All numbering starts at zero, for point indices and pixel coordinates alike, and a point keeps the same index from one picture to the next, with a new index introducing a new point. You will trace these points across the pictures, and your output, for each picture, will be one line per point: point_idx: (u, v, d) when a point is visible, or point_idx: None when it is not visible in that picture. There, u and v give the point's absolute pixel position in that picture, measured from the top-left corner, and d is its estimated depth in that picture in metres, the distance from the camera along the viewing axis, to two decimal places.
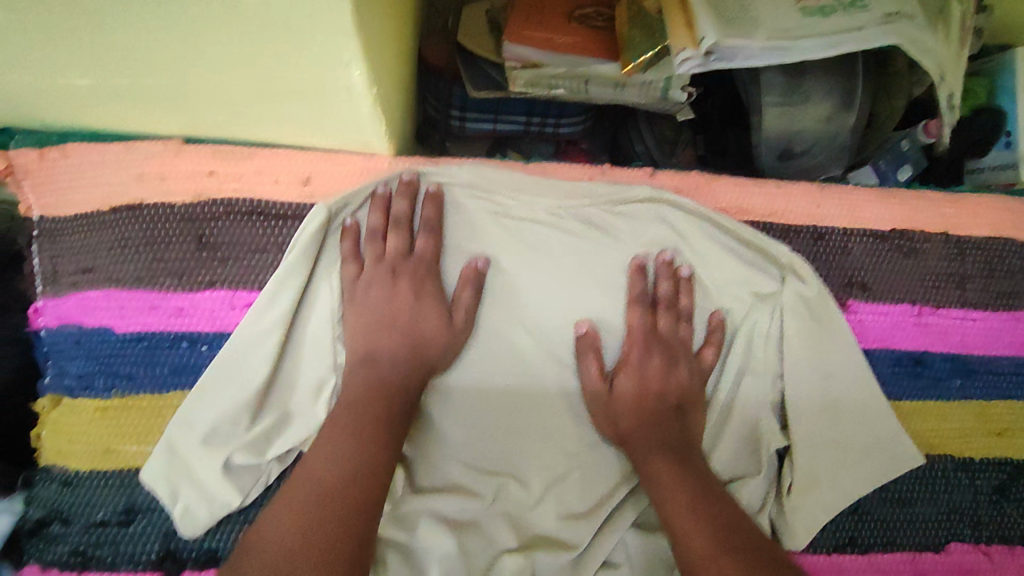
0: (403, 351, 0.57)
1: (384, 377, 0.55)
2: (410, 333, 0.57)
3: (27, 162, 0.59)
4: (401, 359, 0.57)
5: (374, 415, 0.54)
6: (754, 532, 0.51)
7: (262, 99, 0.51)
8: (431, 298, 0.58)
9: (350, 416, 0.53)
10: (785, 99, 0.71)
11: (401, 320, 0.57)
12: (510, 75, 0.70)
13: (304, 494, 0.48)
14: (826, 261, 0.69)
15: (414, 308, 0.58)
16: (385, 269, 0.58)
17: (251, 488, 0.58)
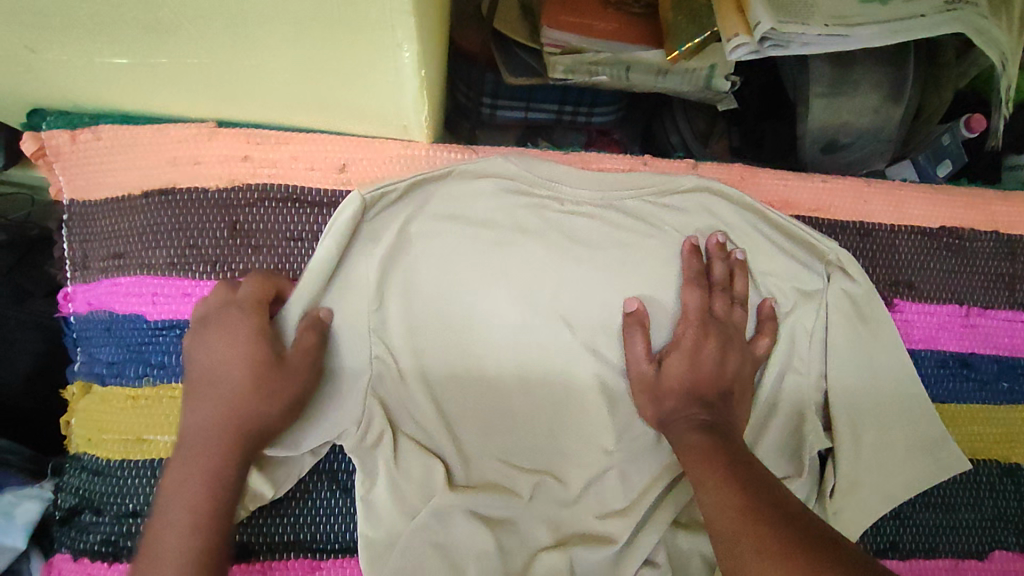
0: (228, 432, 0.50)
1: (201, 469, 0.49)
2: (234, 416, 0.51)
3: (58, 144, 0.58)
4: (216, 438, 0.50)
5: (197, 480, 0.49)
6: (780, 502, 0.48)
7: (303, 80, 0.49)
8: (249, 362, 0.52)
9: (183, 498, 0.49)
10: (832, 90, 0.69)
11: (246, 391, 0.51)
12: (548, 61, 0.68)
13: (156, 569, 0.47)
14: (874, 259, 0.67)
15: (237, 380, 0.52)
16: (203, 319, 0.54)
17: (285, 480, 0.58)
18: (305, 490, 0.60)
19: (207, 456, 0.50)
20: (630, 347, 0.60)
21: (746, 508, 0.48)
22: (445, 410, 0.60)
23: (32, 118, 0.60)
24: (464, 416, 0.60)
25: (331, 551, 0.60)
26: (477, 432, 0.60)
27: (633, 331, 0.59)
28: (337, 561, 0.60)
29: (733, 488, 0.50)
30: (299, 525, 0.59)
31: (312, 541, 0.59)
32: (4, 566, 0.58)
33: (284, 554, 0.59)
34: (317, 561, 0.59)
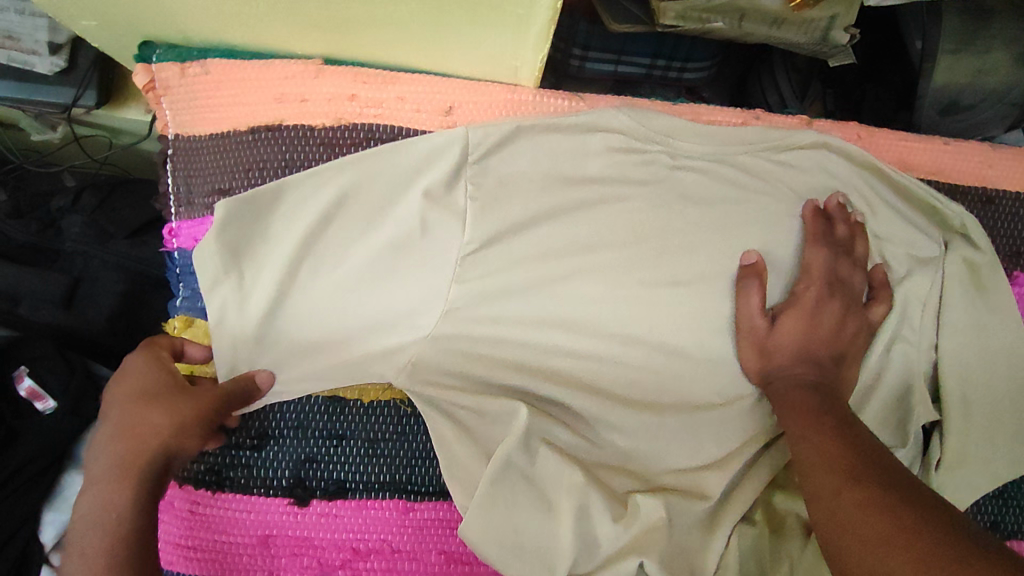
0: (147, 434, 0.49)
1: (114, 466, 0.48)
2: (134, 450, 0.49)
3: (168, 77, 0.58)
4: (131, 442, 0.49)
5: (120, 476, 0.48)
6: (881, 470, 0.46)
7: (430, 9, 0.48)
8: (132, 397, 0.51)
9: (104, 500, 0.47)
10: (960, 46, 0.65)
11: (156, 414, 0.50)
12: (658, 7, 0.62)
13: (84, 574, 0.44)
14: (996, 229, 0.64)
15: (118, 419, 0.50)
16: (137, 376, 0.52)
17: (320, 355, 0.59)
18: (402, 433, 0.61)
19: (106, 489, 0.47)
20: (742, 301, 0.58)
21: (850, 465, 0.47)
22: (546, 359, 0.60)
23: (142, 50, 0.59)
24: (561, 369, 0.60)
25: (426, 493, 0.60)
26: (573, 385, 0.60)
27: (749, 283, 0.58)
28: (430, 503, 0.60)
29: (837, 443, 0.49)
30: (395, 467, 0.60)
31: (406, 482, 0.60)
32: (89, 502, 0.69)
33: (378, 494, 0.60)
34: (411, 502, 0.60)
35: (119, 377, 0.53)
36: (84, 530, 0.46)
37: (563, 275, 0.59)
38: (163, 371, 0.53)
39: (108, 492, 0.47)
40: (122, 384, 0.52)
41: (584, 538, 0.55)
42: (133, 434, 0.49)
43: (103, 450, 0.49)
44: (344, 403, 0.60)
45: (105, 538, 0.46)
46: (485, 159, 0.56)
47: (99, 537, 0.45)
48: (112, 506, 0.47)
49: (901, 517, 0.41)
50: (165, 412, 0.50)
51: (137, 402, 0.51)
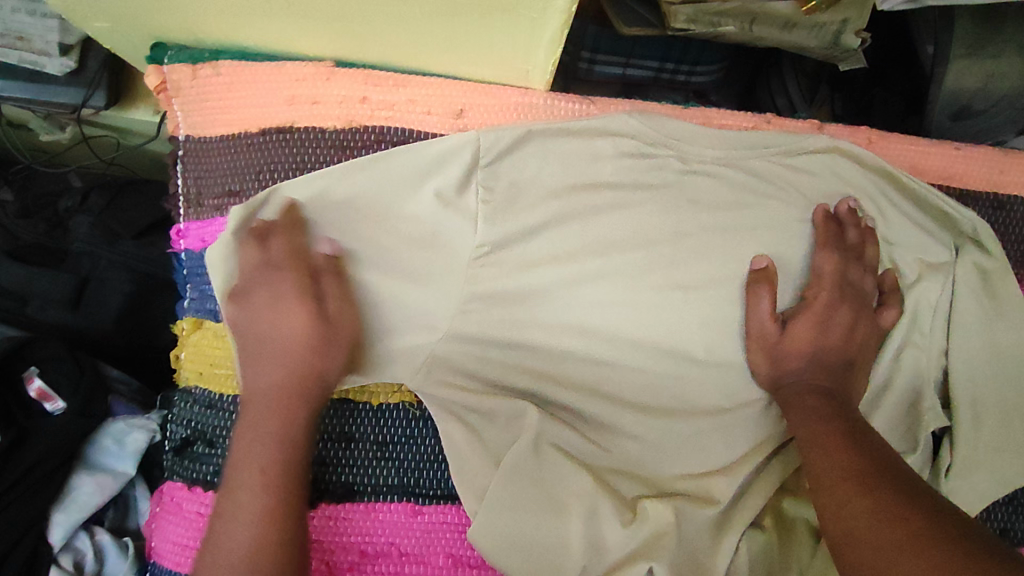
0: (309, 362, 0.53)
1: (279, 385, 0.53)
2: (298, 368, 0.53)
3: (180, 79, 0.58)
4: (295, 365, 0.53)
5: (283, 394, 0.53)
6: (892, 475, 0.46)
7: (444, 12, 0.48)
8: (304, 313, 0.53)
9: (267, 416, 0.52)
10: (971, 51, 0.65)
11: (314, 339, 0.53)
12: (669, 11, 0.62)
13: (247, 486, 0.50)
14: (1007, 234, 0.64)
15: (281, 335, 0.53)
16: (287, 270, 0.54)
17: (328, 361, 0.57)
18: (410, 435, 0.61)
19: (274, 402, 0.53)
20: (753, 306, 0.58)
21: (861, 470, 0.47)
22: (555, 362, 0.60)
23: (154, 51, 0.59)
24: (571, 372, 0.60)
25: (434, 497, 0.60)
26: (582, 390, 0.60)
27: (759, 289, 0.58)
28: (438, 506, 0.60)
29: (848, 449, 0.49)
30: (403, 470, 0.60)
31: (414, 485, 0.60)
32: (99, 503, 0.69)
33: (387, 497, 0.60)
34: (419, 505, 0.60)
35: (274, 272, 0.54)
36: (257, 442, 0.52)
37: (573, 278, 0.59)
38: (300, 278, 0.54)
39: (273, 405, 0.52)
40: (292, 284, 0.53)
41: (593, 542, 0.55)
42: (300, 356, 0.53)
43: (269, 360, 0.53)
44: (352, 407, 0.60)
45: (274, 455, 0.51)
46: (496, 163, 0.57)
47: (269, 453, 0.51)
48: (276, 431, 0.52)
49: (911, 522, 0.41)
50: (326, 339, 0.54)
51: (313, 321, 0.53)
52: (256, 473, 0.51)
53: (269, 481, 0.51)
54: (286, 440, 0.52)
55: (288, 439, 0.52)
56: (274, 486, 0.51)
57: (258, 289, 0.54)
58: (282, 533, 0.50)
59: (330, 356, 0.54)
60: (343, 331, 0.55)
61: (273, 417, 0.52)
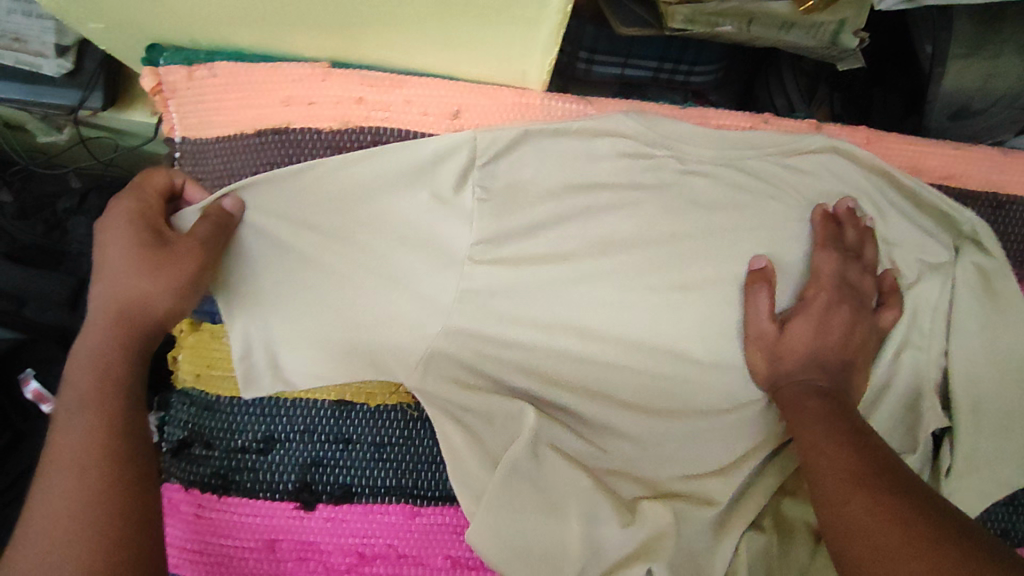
0: (135, 291, 0.50)
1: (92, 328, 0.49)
2: (129, 300, 0.50)
3: (175, 80, 0.58)
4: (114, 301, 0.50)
5: (114, 331, 0.49)
6: (891, 478, 0.45)
7: (441, 12, 0.48)
8: (126, 250, 0.51)
9: (91, 356, 0.48)
10: (971, 51, 0.64)
11: (147, 270, 0.50)
12: (666, 10, 0.61)
13: (69, 441, 0.44)
14: (1006, 235, 0.64)
15: (106, 279, 0.50)
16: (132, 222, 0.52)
17: (327, 353, 0.59)
18: (408, 437, 0.61)
19: (101, 338, 0.49)
20: (752, 306, 0.58)
21: (859, 472, 0.46)
22: (552, 363, 0.60)
23: (149, 53, 0.59)
24: (569, 373, 0.60)
25: (432, 498, 0.60)
26: (579, 390, 0.60)
27: (759, 288, 0.57)
28: (437, 508, 0.60)
29: (847, 450, 0.49)
30: (401, 471, 0.60)
31: (413, 486, 0.60)
32: None
33: (385, 498, 0.59)
34: (417, 506, 0.59)
35: (107, 226, 0.52)
36: (71, 397, 0.46)
37: (569, 279, 0.58)
38: (151, 228, 0.52)
39: (102, 338, 0.49)
40: (121, 229, 0.52)
41: (592, 543, 0.54)
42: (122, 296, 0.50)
43: (93, 307, 0.50)
44: (350, 407, 0.60)
45: (90, 393, 0.46)
46: (494, 163, 0.56)
47: (91, 395, 0.46)
48: (94, 356, 0.48)
49: (908, 527, 0.41)
50: (161, 269, 0.50)
51: (137, 254, 0.50)
52: (78, 430, 0.45)
53: (98, 423, 0.45)
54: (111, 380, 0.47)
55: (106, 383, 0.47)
56: (95, 432, 0.45)
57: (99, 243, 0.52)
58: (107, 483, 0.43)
59: (162, 283, 0.50)
60: (191, 255, 0.51)
61: (98, 352, 0.48)
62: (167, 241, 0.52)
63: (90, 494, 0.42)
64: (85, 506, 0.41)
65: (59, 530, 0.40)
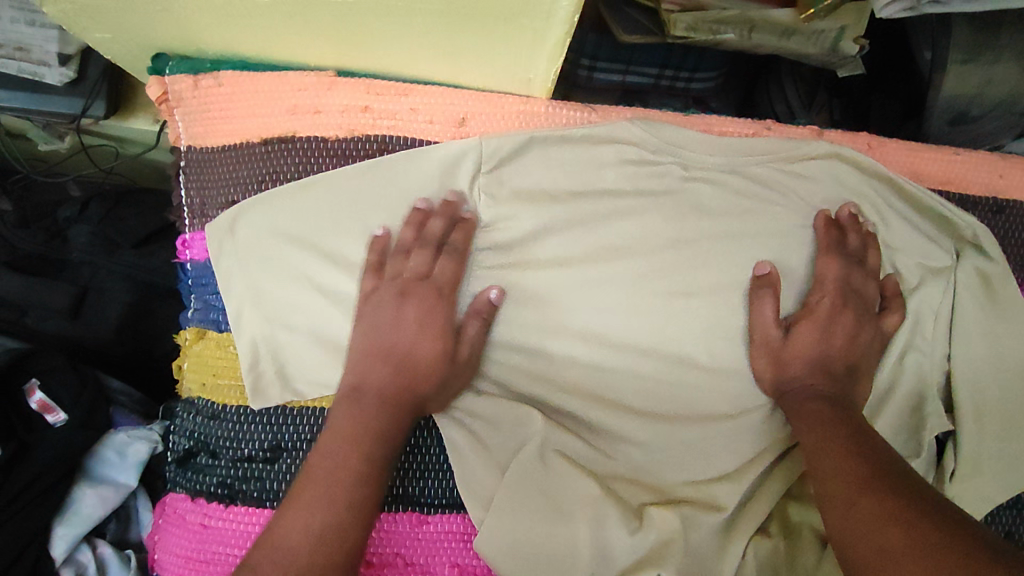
0: (445, 358, 0.55)
1: (380, 363, 0.54)
2: (406, 356, 0.54)
3: (181, 89, 0.58)
4: (397, 351, 0.54)
5: (388, 368, 0.54)
6: (896, 482, 0.46)
7: (447, 21, 0.48)
8: (436, 320, 0.55)
9: (359, 395, 0.53)
10: (969, 57, 0.65)
11: (420, 339, 0.54)
12: (668, 19, 0.62)
13: (332, 475, 0.49)
14: (1007, 239, 0.64)
15: (427, 336, 0.54)
16: (399, 285, 0.55)
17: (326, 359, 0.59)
18: (416, 445, 0.60)
19: (389, 389, 0.53)
20: (757, 311, 0.58)
21: (865, 476, 0.47)
22: (559, 370, 0.60)
23: (156, 62, 0.59)
24: (575, 380, 0.60)
25: (439, 506, 0.60)
26: (586, 397, 0.60)
27: (763, 293, 0.58)
28: (443, 516, 0.60)
29: (855, 457, 0.49)
30: (408, 479, 0.59)
31: (419, 495, 0.60)
32: (102, 514, 0.69)
33: (392, 507, 0.59)
34: (424, 514, 0.59)
35: (426, 263, 0.55)
36: (354, 429, 0.51)
37: (578, 288, 0.59)
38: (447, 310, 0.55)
39: (392, 384, 0.53)
40: (428, 282, 0.55)
41: (600, 549, 0.54)
42: (436, 357, 0.54)
43: (417, 339, 0.54)
44: None
45: (369, 430, 0.51)
46: (498, 170, 0.58)
47: (377, 437, 0.51)
48: (382, 398, 0.53)
49: (913, 529, 0.41)
50: (416, 341, 0.54)
51: (450, 345, 0.55)
52: (355, 464, 0.49)
53: (372, 463, 0.50)
54: (380, 418, 0.52)
55: (381, 418, 0.52)
56: (365, 470, 0.50)
57: (410, 301, 0.55)
58: (362, 524, 0.48)
59: (428, 349, 0.54)
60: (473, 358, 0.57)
61: (369, 390, 0.53)
62: (455, 335, 0.56)
63: (337, 554, 0.46)
64: (339, 542, 0.46)
65: (323, 554, 0.45)
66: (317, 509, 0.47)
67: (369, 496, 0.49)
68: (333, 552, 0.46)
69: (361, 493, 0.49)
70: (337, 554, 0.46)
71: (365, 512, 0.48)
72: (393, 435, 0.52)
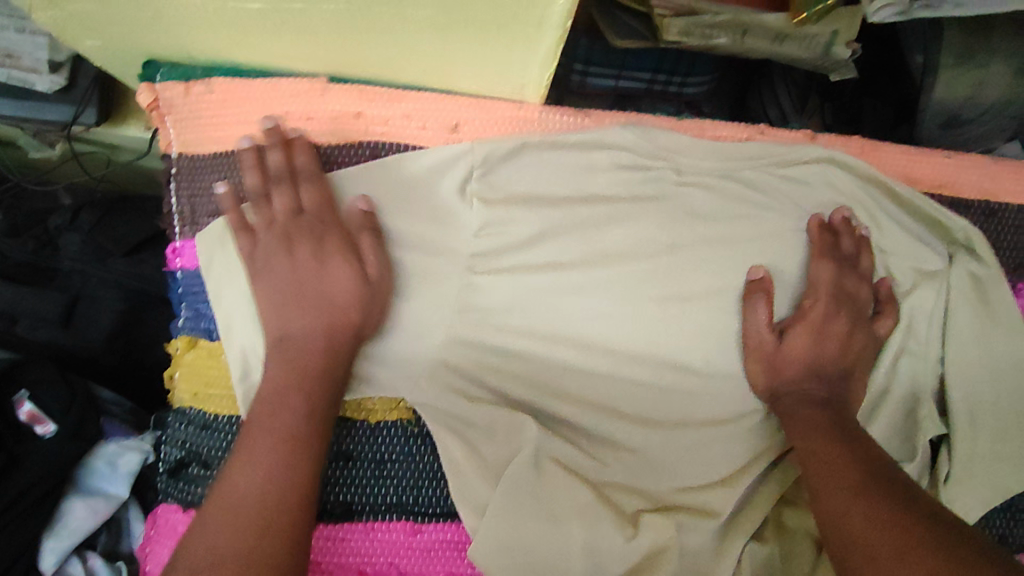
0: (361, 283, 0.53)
1: (283, 307, 0.53)
2: (324, 291, 0.53)
3: (172, 96, 0.58)
4: (287, 277, 0.53)
5: (298, 306, 0.53)
6: (888, 487, 0.46)
7: (438, 27, 0.48)
8: (330, 246, 0.53)
9: (278, 345, 0.52)
10: (960, 60, 0.65)
11: (337, 264, 0.53)
12: (661, 24, 0.62)
13: (264, 434, 0.48)
14: (1000, 242, 0.64)
15: (332, 265, 0.53)
16: (278, 232, 0.53)
17: None
18: (410, 452, 0.59)
19: (308, 329, 0.52)
20: (751, 316, 0.58)
21: (858, 481, 0.47)
22: (553, 376, 0.60)
23: (146, 69, 0.59)
24: (569, 386, 0.60)
25: (433, 514, 0.59)
26: (580, 403, 0.60)
27: (756, 300, 0.58)
28: (438, 525, 0.59)
29: (850, 464, 0.48)
30: (402, 488, 0.59)
31: (414, 503, 0.59)
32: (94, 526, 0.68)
33: (386, 516, 0.59)
34: (419, 523, 0.59)
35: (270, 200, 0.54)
36: (277, 386, 0.50)
37: (570, 296, 0.59)
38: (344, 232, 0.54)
39: (310, 323, 0.52)
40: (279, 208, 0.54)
41: (595, 556, 0.54)
42: (298, 288, 0.53)
43: (330, 276, 0.53)
44: (351, 425, 0.59)
45: (295, 383, 0.50)
46: (491, 176, 0.58)
47: (299, 387, 0.50)
48: (307, 341, 0.52)
49: (903, 535, 0.41)
50: (332, 269, 0.53)
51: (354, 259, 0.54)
52: (286, 421, 0.49)
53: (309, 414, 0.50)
54: (311, 366, 0.51)
55: (314, 365, 0.51)
56: (296, 425, 0.49)
57: (302, 241, 0.53)
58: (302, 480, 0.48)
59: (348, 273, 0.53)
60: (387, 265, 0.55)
61: (282, 338, 0.52)
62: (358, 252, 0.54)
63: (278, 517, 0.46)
64: (271, 501, 0.46)
65: (254, 520, 0.45)
66: (244, 475, 0.47)
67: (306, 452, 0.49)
68: (266, 514, 0.46)
69: (291, 445, 0.48)
70: (272, 518, 0.46)
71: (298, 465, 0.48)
72: (312, 375, 0.51)
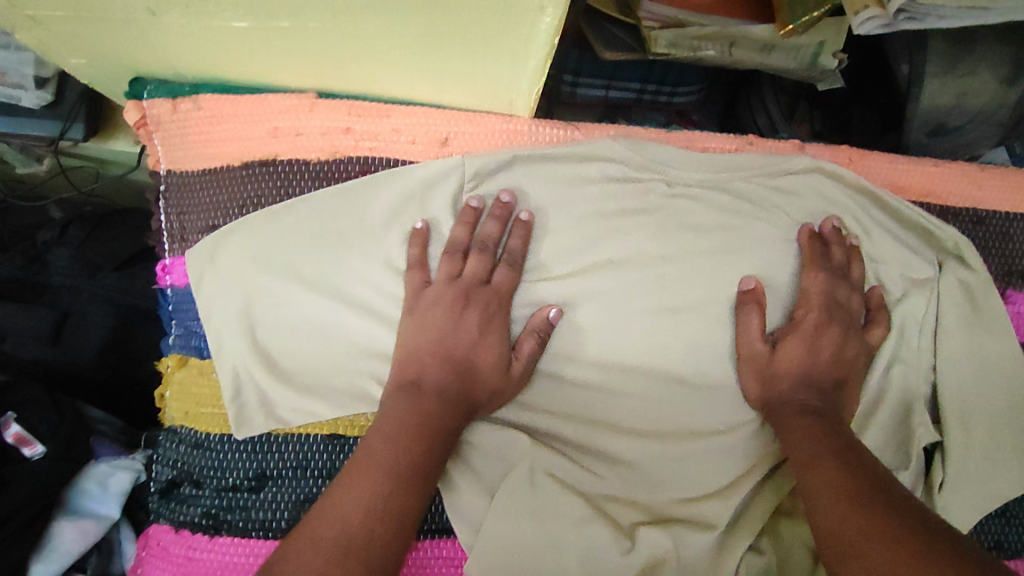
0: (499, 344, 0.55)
1: (423, 354, 0.54)
2: (444, 340, 0.54)
3: (159, 113, 0.57)
4: (476, 342, 0.54)
5: (436, 352, 0.54)
6: (882, 498, 0.45)
7: (426, 43, 0.48)
8: (479, 310, 0.55)
9: (408, 388, 0.52)
10: (945, 70, 0.66)
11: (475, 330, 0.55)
12: (649, 36, 0.63)
13: (372, 469, 0.47)
14: (989, 250, 0.65)
15: (473, 324, 0.55)
16: (458, 291, 0.54)
17: (311, 385, 0.58)
18: None
19: (432, 377, 0.53)
20: (743, 326, 0.58)
21: (853, 494, 0.46)
22: (547, 389, 0.60)
23: (133, 87, 0.59)
24: (563, 398, 0.60)
25: (429, 531, 0.59)
26: (575, 416, 0.60)
27: (749, 308, 0.58)
28: (433, 541, 0.58)
29: (846, 476, 0.48)
30: None
31: None
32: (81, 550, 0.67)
33: None
34: (414, 540, 0.58)
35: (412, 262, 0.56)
36: (397, 424, 0.50)
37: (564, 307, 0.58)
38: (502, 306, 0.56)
39: (445, 375, 0.53)
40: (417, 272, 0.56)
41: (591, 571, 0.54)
42: (450, 350, 0.54)
43: (462, 327, 0.54)
44: (344, 441, 0.58)
45: (409, 421, 0.50)
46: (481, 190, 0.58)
47: (415, 428, 0.50)
48: (433, 389, 0.53)
49: (897, 549, 0.41)
50: (471, 329, 0.55)
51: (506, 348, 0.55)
52: (387, 459, 0.48)
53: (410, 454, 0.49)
54: (428, 409, 0.51)
55: (430, 408, 0.51)
56: (405, 464, 0.48)
57: (476, 309, 0.55)
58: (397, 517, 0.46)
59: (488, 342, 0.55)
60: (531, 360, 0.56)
61: (418, 383, 0.53)
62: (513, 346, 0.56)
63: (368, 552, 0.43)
64: (365, 532, 0.44)
65: (340, 548, 0.43)
66: (341, 501, 0.45)
67: (404, 490, 0.47)
68: (358, 545, 0.43)
69: (396, 480, 0.47)
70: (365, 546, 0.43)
71: (399, 504, 0.46)
72: (436, 423, 0.51)
